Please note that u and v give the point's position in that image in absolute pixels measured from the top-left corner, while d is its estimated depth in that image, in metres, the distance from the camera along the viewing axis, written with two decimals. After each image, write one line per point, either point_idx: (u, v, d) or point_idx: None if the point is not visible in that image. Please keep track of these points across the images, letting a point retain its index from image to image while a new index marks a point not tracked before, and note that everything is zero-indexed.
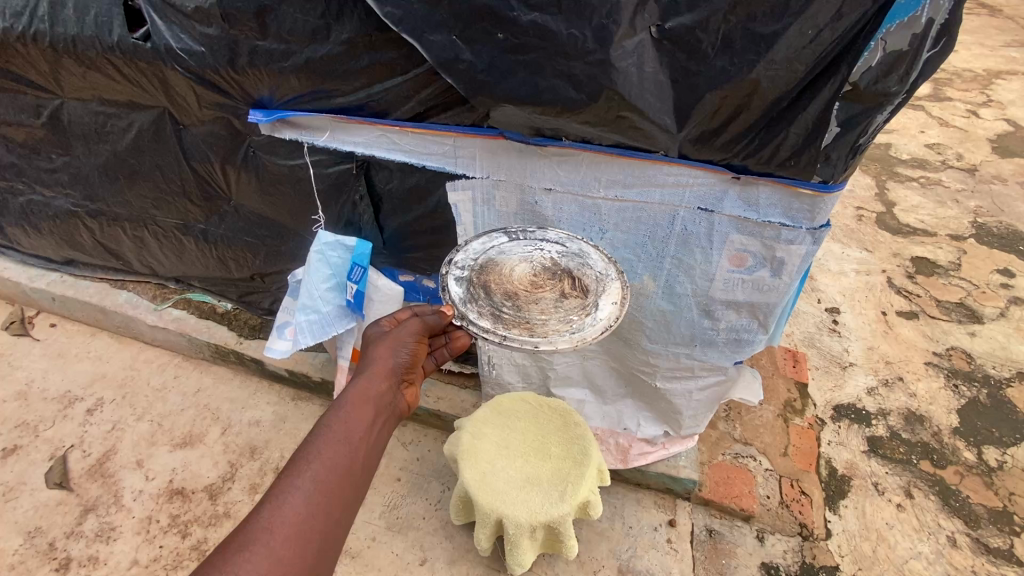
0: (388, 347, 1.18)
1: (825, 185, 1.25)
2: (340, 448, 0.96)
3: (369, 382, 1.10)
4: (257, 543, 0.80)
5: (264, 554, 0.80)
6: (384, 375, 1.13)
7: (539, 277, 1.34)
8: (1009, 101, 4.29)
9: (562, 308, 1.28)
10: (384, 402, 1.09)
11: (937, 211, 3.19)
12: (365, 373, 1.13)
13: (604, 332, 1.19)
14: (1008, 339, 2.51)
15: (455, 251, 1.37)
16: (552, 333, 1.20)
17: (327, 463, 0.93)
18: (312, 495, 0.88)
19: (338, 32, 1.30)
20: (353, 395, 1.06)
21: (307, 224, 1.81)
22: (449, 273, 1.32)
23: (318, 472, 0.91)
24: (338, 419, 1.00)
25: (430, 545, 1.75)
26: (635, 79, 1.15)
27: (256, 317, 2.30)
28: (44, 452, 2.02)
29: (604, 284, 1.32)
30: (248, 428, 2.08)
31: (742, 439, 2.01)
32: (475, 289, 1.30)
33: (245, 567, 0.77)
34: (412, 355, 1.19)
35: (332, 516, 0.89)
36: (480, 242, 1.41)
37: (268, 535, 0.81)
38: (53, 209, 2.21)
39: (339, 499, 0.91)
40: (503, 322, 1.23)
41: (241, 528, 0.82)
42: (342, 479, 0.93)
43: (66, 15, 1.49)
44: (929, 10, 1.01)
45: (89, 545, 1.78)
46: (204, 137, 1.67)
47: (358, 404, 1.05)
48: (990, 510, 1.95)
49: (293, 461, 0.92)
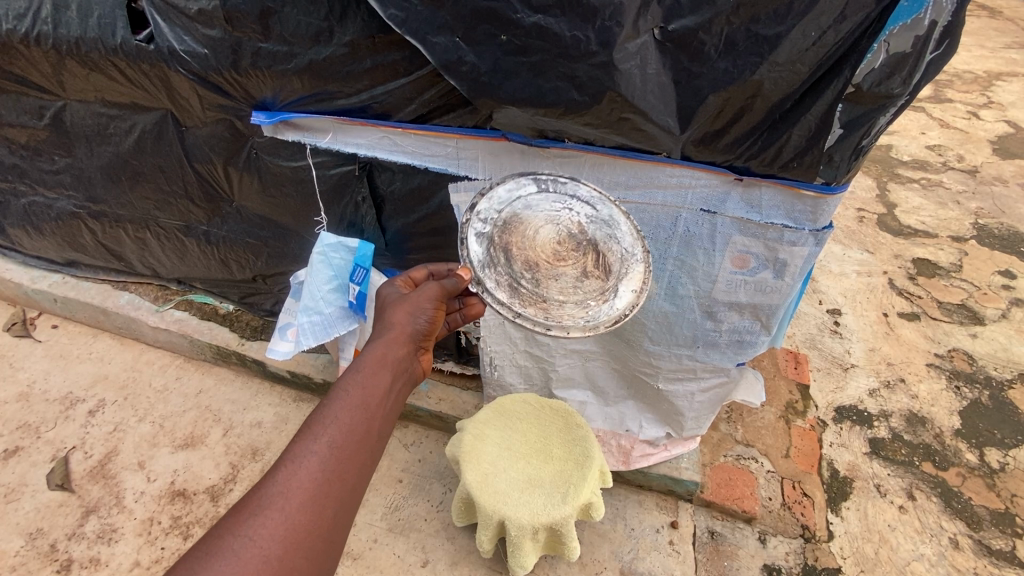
0: (407, 311, 1.13)
1: (827, 187, 1.26)
2: (357, 413, 0.93)
3: (387, 346, 1.06)
4: (272, 509, 0.79)
5: (279, 520, 0.79)
6: (402, 340, 1.09)
7: (563, 244, 1.29)
8: (1009, 102, 4.29)
9: (580, 290, 1.25)
10: (402, 368, 1.05)
11: (938, 213, 3.19)
12: (384, 337, 1.08)
13: (618, 323, 1.18)
14: (1010, 341, 2.51)
15: (479, 198, 1.27)
16: (567, 318, 1.18)
17: (344, 428, 0.90)
18: (328, 461, 0.86)
19: (341, 34, 1.30)
20: (371, 358, 1.03)
21: (309, 226, 1.82)
22: (471, 225, 1.24)
23: (334, 437, 0.88)
24: (355, 384, 0.97)
25: (432, 546, 1.75)
26: (637, 81, 1.15)
27: (258, 318, 2.30)
28: (45, 453, 2.02)
29: (628, 266, 1.28)
30: (250, 429, 2.08)
31: (744, 441, 2.01)
32: (495, 252, 1.24)
33: (259, 532, 0.77)
34: (431, 322, 1.15)
35: (349, 483, 0.87)
36: (506, 189, 1.30)
37: (283, 501, 0.80)
38: (54, 211, 2.21)
39: (357, 466, 0.88)
40: (519, 296, 1.20)
41: (256, 492, 0.81)
42: (360, 444, 0.90)
43: (68, 17, 1.50)
44: (932, 12, 1.01)
45: (90, 547, 1.78)
46: (207, 138, 1.68)
47: (376, 368, 1.01)
48: (992, 512, 1.94)
49: (309, 424, 0.90)
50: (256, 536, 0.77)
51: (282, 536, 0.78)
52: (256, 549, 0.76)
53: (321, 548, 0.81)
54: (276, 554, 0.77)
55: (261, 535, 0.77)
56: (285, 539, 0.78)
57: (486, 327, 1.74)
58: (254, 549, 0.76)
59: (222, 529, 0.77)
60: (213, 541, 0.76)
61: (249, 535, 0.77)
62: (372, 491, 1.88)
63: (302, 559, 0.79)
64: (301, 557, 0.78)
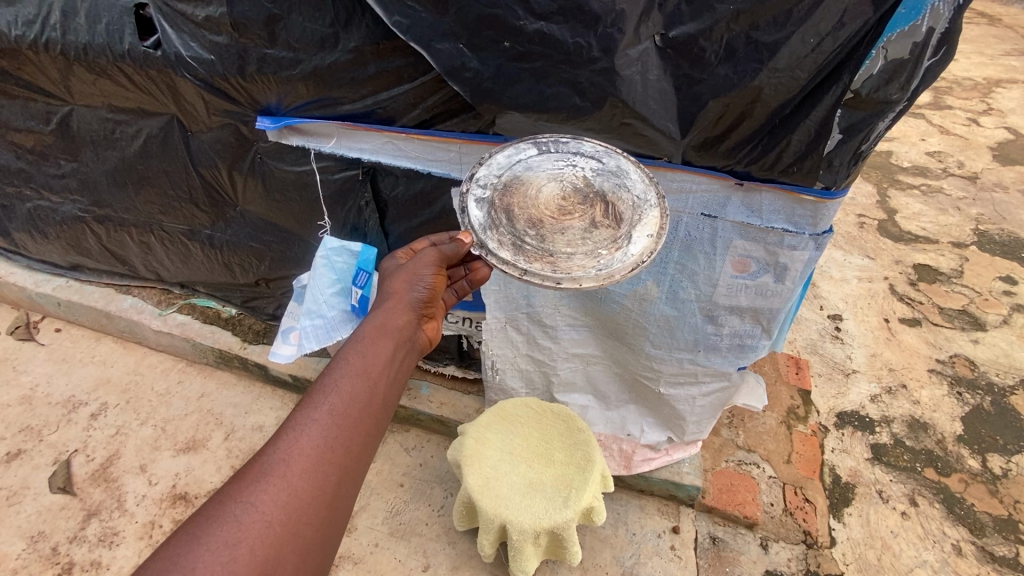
0: (406, 280, 1.15)
1: (827, 191, 1.26)
2: (359, 382, 0.94)
3: (388, 316, 1.08)
4: (274, 475, 0.81)
5: (281, 486, 0.80)
6: (402, 310, 1.11)
7: (568, 201, 1.24)
8: (1009, 109, 4.31)
9: (590, 241, 1.18)
10: (404, 336, 1.07)
11: (939, 219, 3.20)
12: (384, 306, 1.11)
13: (634, 269, 1.09)
14: (1011, 347, 2.51)
15: (479, 165, 1.24)
16: (576, 269, 1.12)
17: (345, 396, 0.92)
18: (330, 429, 0.87)
19: (345, 40, 1.31)
20: (371, 328, 1.05)
21: (312, 230, 1.83)
22: (469, 193, 1.21)
23: (336, 405, 0.90)
24: (356, 353, 0.99)
25: (433, 551, 1.75)
26: (639, 87, 1.16)
27: (260, 322, 2.30)
28: (48, 457, 2.02)
29: (641, 213, 1.19)
30: (251, 433, 2.08)
31: (746, 446, 2.01)
32: (497, 214, 1.21)
33: (261, 498, 0.78)
34: (431, 288, 1.16)
35: (352, 450, 0.88)
36: (506, 153, 1.28)
37: (285, 467, 0.82)
38: (60, 215, 2.23)
39: (359, 434, 0.90)
40: (524, 254, 1.16)
41: (258, 459, 0.83)
42: (362, 413, 0.92)
43: (76, 23, 1.51)
44: (930, 19, 1.02)
45: (92, 550, 1.79)
46: (212, 143, 1.69)
47: (377, 338, 1.03)
48: (995, 518, 1.94)
49: (311, 392, 0.91)
50: (258, 502, 0.78)
51: (285, 502, 0.79)
52: (258, 514, 0.77)
53: (324, 514, 0.82)
54: (278, 519, 0.78)
55: (264, 501, 0.78)
56: (287, 505, 0.79)
57: (489, 330, 1.74)
58: (256, 513, 0.77)
59: (225, 495, 0.79)
60: (216, 507, 0.78)
61: (252, 501, 0.78)
62: (373, 495, 1.88)
63: (306, 525, 0.80)
64: (305, 522, 0.80)
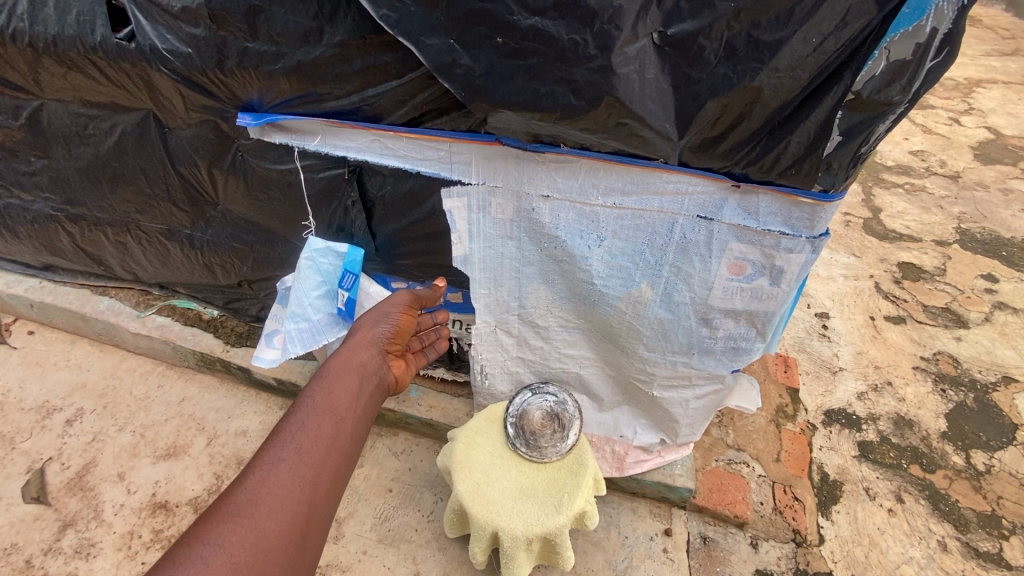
0: (373, 320, 1.36)
1: (825, 194, 1.24)
2: (324, 421, 1.07)
3: (353, 353, 1.25)
4: (241, 517, 0.90)
5: (248, 526, 0.89)
6: (364, 348, 1.28)
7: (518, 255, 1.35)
8: (989, 108, 4.37)
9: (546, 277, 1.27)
10: (367, 371, 1.24)
11: (922, 217, 3.22)
12: (349, 344, 1.28)
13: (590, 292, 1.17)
14: (993, 344, 2.54)
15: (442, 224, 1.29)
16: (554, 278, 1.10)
17: (312, 434, 1.04)
18: (296, 467, 0.98)
19: (330, 34, 1.26)
20: (338, 366, 1.20)
21: (296, 229, 1.78)
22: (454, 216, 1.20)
23: (303, 444, 1.02)
24: (321, 392, 1.12)
25: (422, 558, 1.72)
26: (636, 86, 1.12)
27: (244, 324, 2.23)
28: (21, 465, 1.95)
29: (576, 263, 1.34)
30: (235, 438, 2.02)
31: (735, 445, 1.99)
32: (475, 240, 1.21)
33: (228, 539, 0.86)
34: (395, 326, 1.36)
35: (319, 487, 0.99)
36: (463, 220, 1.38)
37: (253, 508, 0.91)
38: (30, 214, 2.14)
39: (327, 470, 1.01)
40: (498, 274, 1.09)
41: (223, 503, 0.91)
42: (328, 450, 1.04)
43: (44, 13, 1.44)
44: (934, 19, 1.01)
45: (67, 562, 1.72)
46: (191, 139, 1.63)
47: (341, 375, 1.18)
48: (979, 514, 1.96)
49: (279, 434, 1.03)
50: (226, 543, 0.86)
51: (251, 543, 0.87)
52: (225, 556, 0.85)
53: (293, 552, 0.92)
54: (245, 560, 0.86)
55: (231, 543, 0.86)
56: (254, 545, 0.88)
57: (479, 335, 1.72)
58: (224, 554, 0.85)
59: (191, 537, 0.86)
60: (182, 550, 0.84)
61: (218, 544, 0.86)
62: (360, 501, 1.85)
63: (274, 565, 0.88)
64: (273, 563, 0.88)
